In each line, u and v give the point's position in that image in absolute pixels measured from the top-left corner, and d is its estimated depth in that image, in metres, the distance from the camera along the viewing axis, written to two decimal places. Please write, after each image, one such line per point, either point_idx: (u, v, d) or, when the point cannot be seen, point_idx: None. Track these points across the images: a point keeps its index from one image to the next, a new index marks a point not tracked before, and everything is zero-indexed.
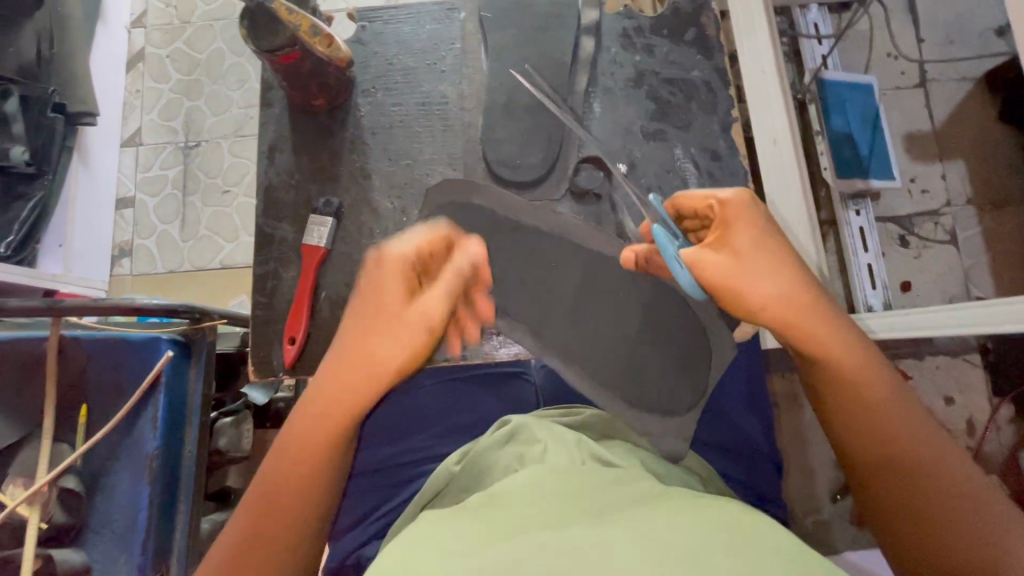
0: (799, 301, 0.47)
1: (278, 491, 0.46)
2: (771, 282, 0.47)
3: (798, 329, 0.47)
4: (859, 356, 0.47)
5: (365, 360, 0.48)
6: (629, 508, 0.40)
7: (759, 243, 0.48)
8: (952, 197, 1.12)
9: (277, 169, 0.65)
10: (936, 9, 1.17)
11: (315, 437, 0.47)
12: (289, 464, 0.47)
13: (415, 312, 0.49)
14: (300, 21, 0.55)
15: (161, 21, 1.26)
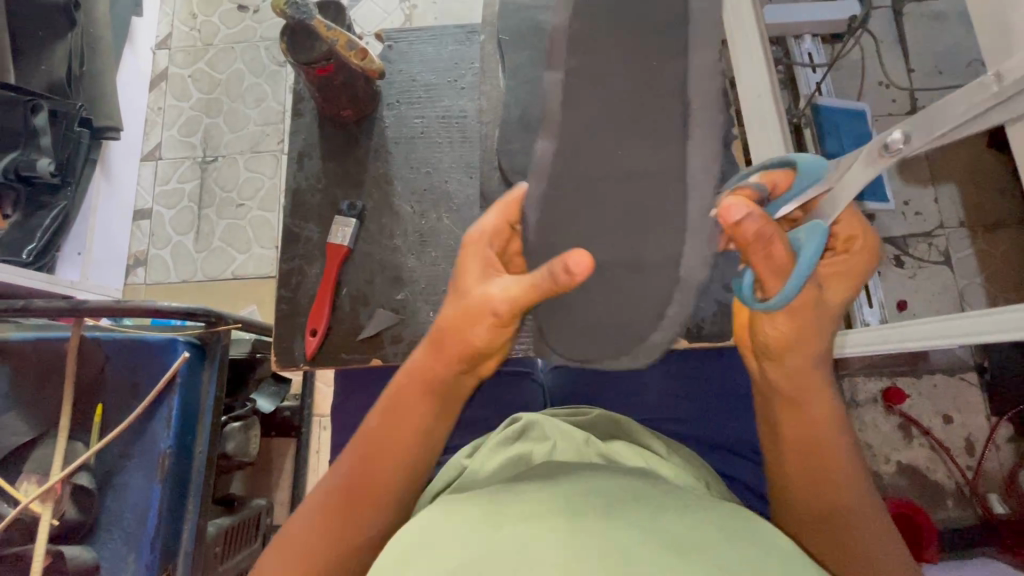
0: (807, 359, 0.47)
1: (374, 448, 0.51)
2: (805, 335, 0.46)
3: (795, 376, 0.48)
4: (828, 419, 0.50)
5: (448, 335, 0.50)
6: (635, 501, 0.41)
7: (830, 311, 0.45)
8: (945, 219, 1.16)
9: (304, 174, 0.69)
10: (924, 41, 1.23)
11: (414, 395, 0.52)
12: (384, 427, 0.51)
13: (488, 299, 0.48)
14: (337, 38, 0.59)
15: (185, 43, 1.32)
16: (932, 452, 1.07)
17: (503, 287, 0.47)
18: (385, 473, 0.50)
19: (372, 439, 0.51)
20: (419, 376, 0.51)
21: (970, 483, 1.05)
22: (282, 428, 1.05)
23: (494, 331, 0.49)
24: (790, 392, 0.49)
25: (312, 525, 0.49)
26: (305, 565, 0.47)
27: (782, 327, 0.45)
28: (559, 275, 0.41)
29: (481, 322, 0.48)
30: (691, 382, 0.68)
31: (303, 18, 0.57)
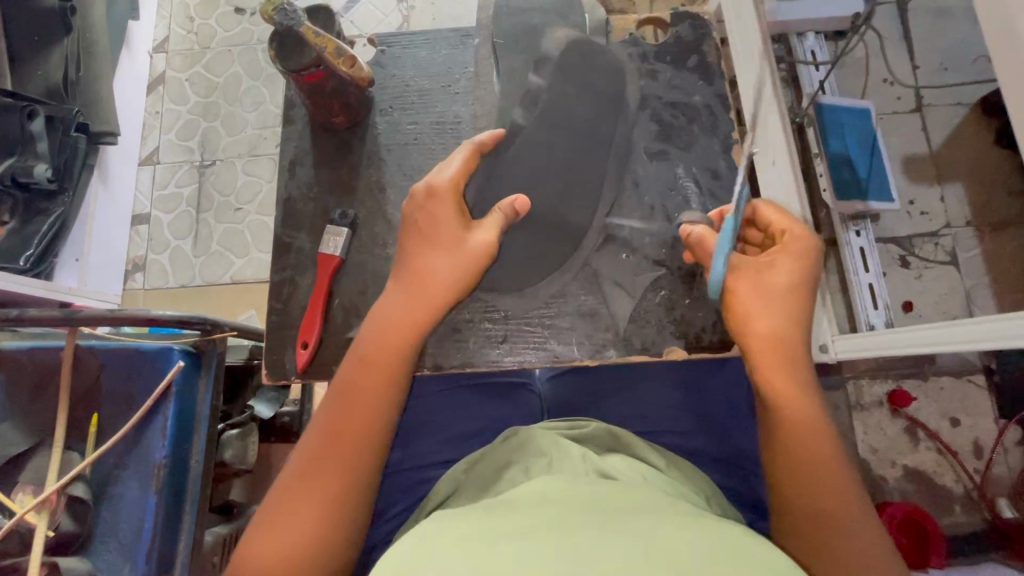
0: (777, 333, 0.49)
1: (355, 397, 0.52)
2: (761, 306, 0.50)
3: (766, 352, 0.49)
4: (813, 409, 0.48)
5: (420, 278, 0.55)
6: (633, 517, 0.40)
7: (781, 283, 0.51)
8: (951, 218, 1.14)
9: (296, 183, 0.68)
10: (929, 38, 1.21)
11: (389, 337, 0.54)
12: (360, 375, 0.52)
13: (472, 246, 0.56)
14: (325, 44, 0.58)
15: (182, 46, 1.31)
16: (939, 456, 1.06)
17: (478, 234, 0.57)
18: (368, 422, 0.51)
19: (353, 388, 0.52)
20: (398, 322, 0.54)
21: (978, 487, 1.03)
22: (281, 434, 1.02)
23: (462, 271, 0.55)
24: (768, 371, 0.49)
25: (299, 485, 0.49)
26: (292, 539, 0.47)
27: (744, 309, 0.51)
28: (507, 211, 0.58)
29: (449, 257, 0.55)
30: (691, 392, 0.66)
31: (292, 24, 0.56)
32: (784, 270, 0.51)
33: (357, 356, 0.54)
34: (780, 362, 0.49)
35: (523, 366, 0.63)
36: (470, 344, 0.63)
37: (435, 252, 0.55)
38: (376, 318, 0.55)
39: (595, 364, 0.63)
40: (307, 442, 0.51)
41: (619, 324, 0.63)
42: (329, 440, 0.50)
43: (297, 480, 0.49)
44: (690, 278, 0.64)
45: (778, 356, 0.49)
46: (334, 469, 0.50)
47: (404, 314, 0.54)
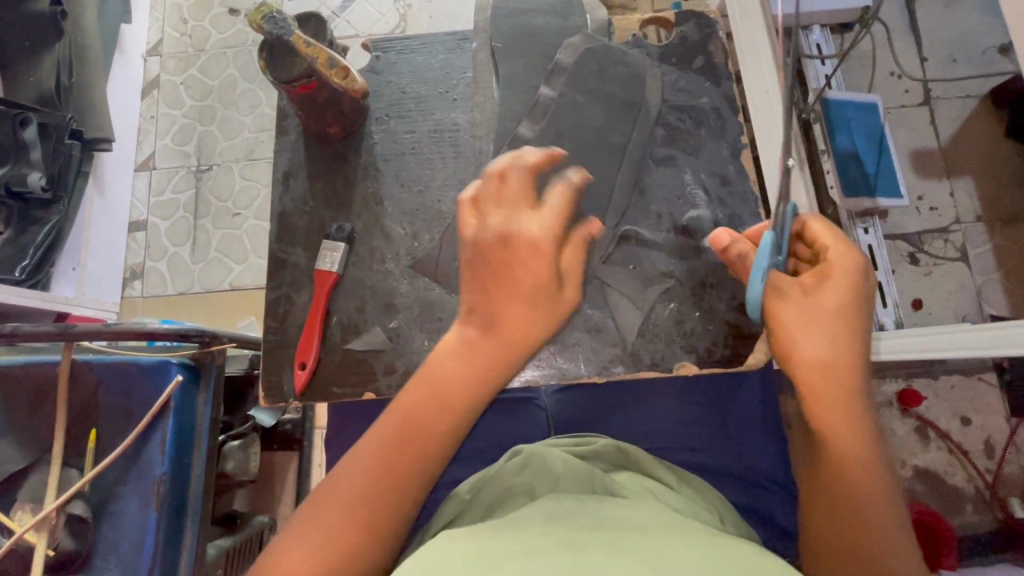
0: (840, 366, 0.46)
1: (407, 451, 0.44)
2: (823, 335, 0.47)
3: (827, 382, 0.46)
4: (869, 445, 0.45)
5: (524, 325, 0.45)
6: (644, 538, 0.39)
7: (831, 307, 0.48)
8: (961, 213, 1.12)
9: (291, 196, 0.66)
10: (938, 29, 1.18)
11: (461, 382, 0.45)
12: (418, 422, 0.44)
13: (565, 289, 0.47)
14: (316, 55, 0.56)
15: (176, 49, 1.29)
16: (950, 455, 1.04)
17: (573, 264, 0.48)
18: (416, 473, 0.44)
19: (405, 427, 0.44)
20: (484, 358, 0.45)
21: (989, 487, 1.02)
22: (285, 441, 1.03)
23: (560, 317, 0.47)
24: (823, 398, 0.45)
25: (329, 549, 0.41)
26: None
27: (799, 335, 0.47)
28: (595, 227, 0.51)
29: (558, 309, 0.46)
30: (700, 405, 0.65)
31: (281, 33, 0.55)
32: (834, 294, 0.48)
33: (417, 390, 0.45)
34: (832, 389, 0.45)
35: (527, 384, 0.61)
36: None
37: (517, 310, 0.45)
38: (454, 348, 0.46)
39: (602, 380, 0.61)
40: (336, 484, 0.43)
41: (625, 339, 0.61)
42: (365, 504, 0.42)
43: (322, 533, 0.41)
44: (700, 290, 0.62)
45: (831, 382, 0.45)
46: (367, 532, 0.42)
47: (495, 354, 0.45)
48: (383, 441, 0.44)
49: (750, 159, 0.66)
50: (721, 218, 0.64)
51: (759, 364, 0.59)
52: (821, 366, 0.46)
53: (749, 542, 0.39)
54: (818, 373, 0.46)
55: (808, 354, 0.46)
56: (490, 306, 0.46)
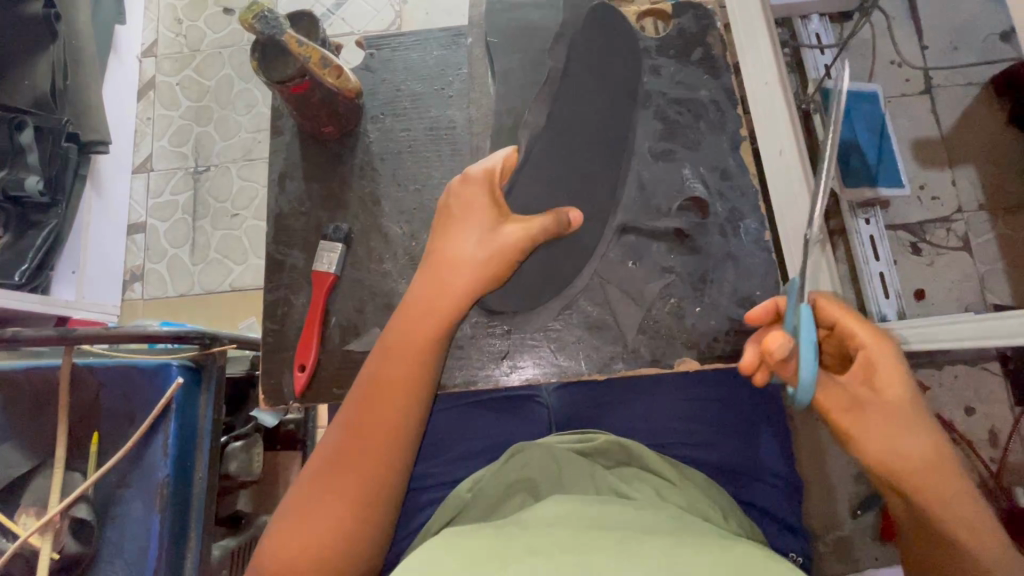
0: (916, 458, 0.44)
1: (386, 380, 0.51)
2: (890, 429, 0.45)
3: (906, 475, 0.44)
4: (973, 514, 0.43)
5: (464, 264, 0.53)
6: (647, 537, 0.39)
7: (891, 398, 0.45)
8: (963, 202, 1.11)
9: (287, 197, 0.66)
10: (938, 16, 1.17)
11: (422, 327, 0.53)
12: (390, 361, 0.52)
13: (502, 237, 0.53)
14: (309, 54, 0.56)
15: (171, 50, 1.29)
16: (954, 446, 1.04)
17: (511, 231, 0.53)
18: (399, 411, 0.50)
19: (381, 375, 0.51)
20: (437, 301, 0.53)
21: (994, 476, 1.01)
22: (287, 441, 1.02)
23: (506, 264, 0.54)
24: (911, 488, 0.44)
25: (329, 465, 0.48)
26: (320, 528, 0.45)
27: (862, 438, 0.46)
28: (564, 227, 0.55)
29: (498, 257, 0.53)
30: (702, 401, 0.65)
31: (274, 33, 0.53)
32: (886, 372, 0.45)
33: (382, 345, 0.53)
34: (924, 466, 0.44)
35: (528, 382, 0.61)
36: (472, 361, 0.61)
37: (461, 241, 0.54)
38: (410, 304, 0.53)
39: (603, 377, 0.61)
40: (331, 437, 0.50)
41: (626, 336, 0.61)
42: (355, 434, 0.49)
43: (329, 472, 0.48)
44: (700, 285, 0.62)
45: (921, 461, 0.44)
46: (360, 449, 0.49)
47: (450, 292, 0.53)
48: (367, 380, 0.51)
49: (750, 152, 0.66)
50: (721, 212, 0.64)
51: None
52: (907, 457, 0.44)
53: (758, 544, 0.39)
54: (893, 470, 0.45)
55: (877, 454, 0.45)
56: (433, 263, 0.54)
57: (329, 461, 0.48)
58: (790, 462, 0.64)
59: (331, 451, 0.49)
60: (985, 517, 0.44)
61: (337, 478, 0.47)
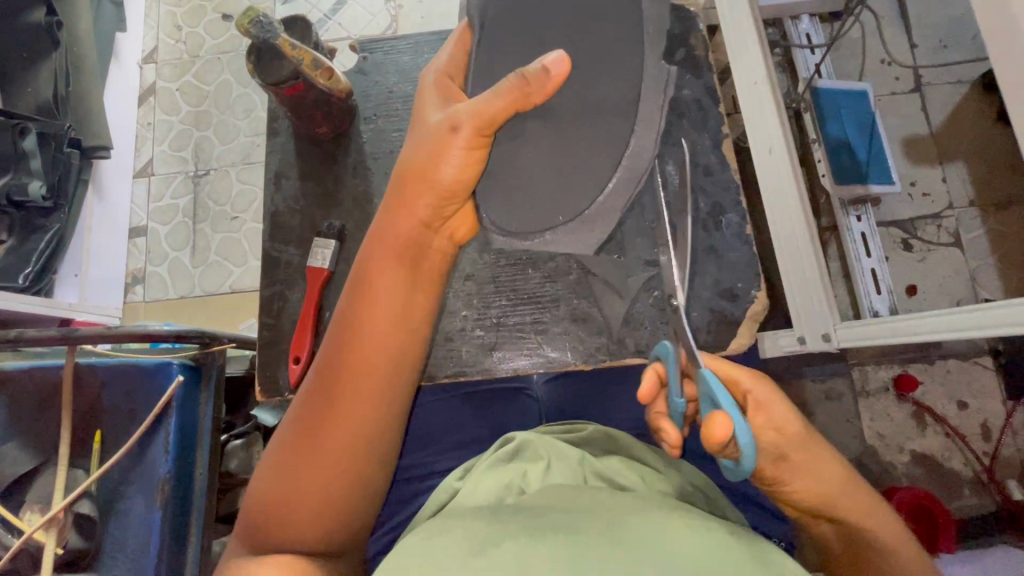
0: (835, 486, 0.48)
1: (360, 308, 0.54)
2: (808, 471, 0.47)
3: (831, 506, 0.48)
4: (883, 516, 0.49)
5: (419, 174, 0.53)
6: (631, 520, 0.40)
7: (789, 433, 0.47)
8: (954, 199, 1.12)
9: (282, 197, 0.68)
10: (927, 15, 1.18)
11: (384, 261, 0.55)
12: (362, 292, 0.54)
13: (446, 121, 0.51)
14: (302, 56, 0.58)
15: (171, 56, 1.31)
16: (947, 440, 1.05)
17: (459, 110, 0.50)
18: (368, 348, 0.53)
19: (349, 316, 0.54)
20: (397, 234, 0.55)
21: (987, 470, 1.02)
22: None
23: (462, 154, 0.51)
24: (836, 513, 0.49)
25: (315, 393, 0.53)
26: (311, 447, 0.51)
27: (792, 484, 0.48)
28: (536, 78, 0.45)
29: (448, 144, 0.50)
30: None
31: (268, 36, 0.56)
32: (776, 417, 0.47)
33: (351, 285, 0.56)
34: (831, 488, 0.48)
35: (516, 373, 0.62)
36: (461, 352, 0.63)
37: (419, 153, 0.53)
38: (375, 242, 0.56)
39: (589, 368, 0.63)
40: (317, 365, 0.55)
41: (612, 328, 0.62)
42: (336, 361, 0.53)
43: (316, 400, 0.53)
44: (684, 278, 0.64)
45: (827, 484, 0.48)
46: (341, 376, 0.53)
47: (413, 214, 0.54)
48: (344, 311, 0.55)
49: (732, 149, 0.67)
50: (705, 208, 0.65)
51: (741, 349, 0.62)
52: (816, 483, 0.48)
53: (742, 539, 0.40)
54: (824, 502, 0.48)
55: (807, 493, 0.48)
56: (393, 192, 0.55)
57: (316, 389, 0.53)
58: None
59: (317, 379, 0.54)
60: (883, 513, 0.50)
61: (322, 403, 0.52)
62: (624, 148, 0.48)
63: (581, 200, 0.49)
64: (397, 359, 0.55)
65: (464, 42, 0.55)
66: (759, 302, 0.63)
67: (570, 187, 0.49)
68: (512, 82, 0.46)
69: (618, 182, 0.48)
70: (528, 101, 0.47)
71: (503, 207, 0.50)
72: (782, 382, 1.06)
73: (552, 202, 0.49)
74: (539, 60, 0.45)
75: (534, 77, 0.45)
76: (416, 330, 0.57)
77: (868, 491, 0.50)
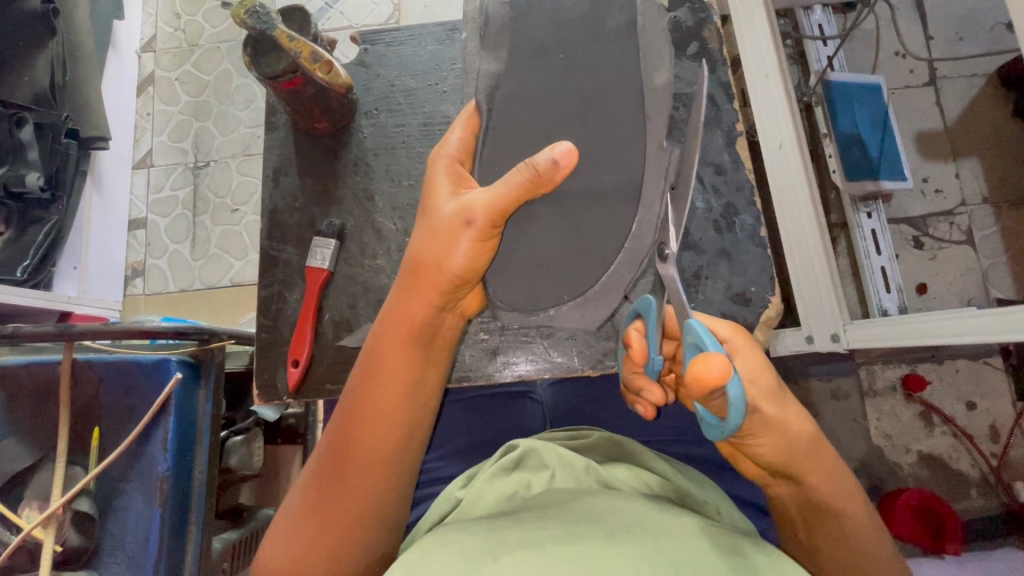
0: (800, 442, 0.43)
1: (369, 392, 0.51)
2: (783, 421, 0.42)
3: (795, 463, 0.44)
4: (842, 481, 0.46)
5: (429, 264, 0.48)
6: (637, 531, 0.39)
7: (757, 385, 0.43)
8: (967, 195, 1.10)
9: (280, 193, 0.66)
10: (944, 6, 1.15)
11: (394, 348, 0.51)
12: (370, 376, 0.51)
13: (459, 209, 0.46)
14: (301, 49, 0.55)
15: (171, 44, 1.29)
16: (955, 440, 1.03)
17: (473, 198, 0.46)
18: (377, 435, 0.51)
19: (358, 404, 0.51)
20: (405, 320, 0.50)
21: (995, 471, 1.01)
22: (287, 435, 1.03)
23: (475, 244, 0.46)
24: (802, 473, 0.44)
25: (325, 474, 0.51)
26: (323, 528, 0.50)
27: (758, 441, 0.42)
28: (546, 165, 0.44)
29: (460, 234, 0.46)
30: None
31: (264, 28, 0.54)
32: (746, 364, 0.44)
33: (359, 368, 0.52)
34: (793, 447, 0.43)
35: (522, 378, 0.61)
36: (466, 358, 0.61)
37: (427, 236, 0.48)
38: (382, 325, 0.51)
39: (596, 374, 0.61)
40: (325, 444, 0.52)
41: (621, 334, 0.61)
42: (344, 444, 0.51)
43: (325, 481, 0.51)
44: (693, 281, 0.62)
45: (791, 444, 0.43)
46: (349, 460, 0.51)
47: (421, 299, 0.49)
48: (353, 394, 0.51)
49: (746, 147, 0.65)
50: (716, 208, 0.64)
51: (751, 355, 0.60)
52: (781, 448, 0.43)
53: (759, 555, 0.38)
54: (790, 461, 0.43)
55: (771, 452, 0.43)
56: (401, 276, 0.50)
57: (325, 470, 0.51)
58: None
59: (326, 460, 0.52)
60: (840, 471, 0.46)
61: (330, 486, 0.50)
62: (628, 229, 0.47)
63: (588, 282, 0.48)
64: (406, 442, 0.52)
65: (472, 112, 0.50)
66: (772, 306, 0.61)
67: (580, 268, 0.48)
68: (525, 174, 0.44)
69: (621, 263, 0.47)
70: (539, 191, 0.45)
71: (514, 288, 0.49)
72: (788, 381, 1.04)
73: (557, 282, 0.49)
74: (547, 152, 0.44)
75: (545, 169, 0.44)
76: (425, 410, 0.54)
77: (830, 456, 0.46)
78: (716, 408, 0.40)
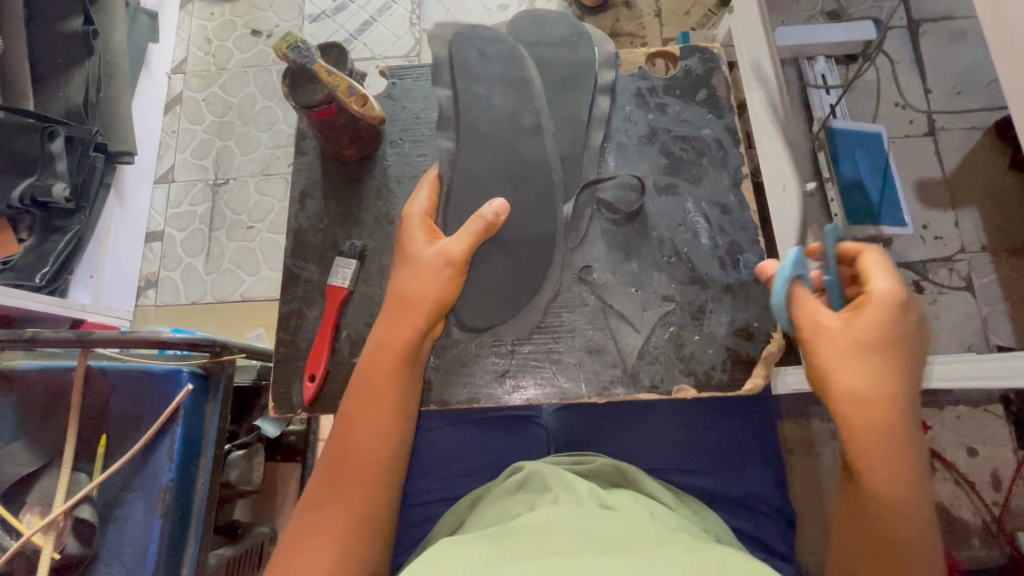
0: (880, 415, 0.47)
1: (365, 406, 0.55)
2: (851, 411, 0.47)
3: (861, 458, 0.47)
4: (908, 488, 0.46)
5: (411, 297, 0.57)
6: (632, 540, 0.39)
7: (855, 341, 0.48)
8: (966, 243, 1.13)
9: (306, 215, 0.69)
10: (943, 61, 1.20)
11: (385, 368, 0.56)
12: (363, 393, 0.55)
13: (438, 254, 0.57)
14: (337, 83, 0.59)
15: (200, 68, 1.34)
16: (956, 487, 1.03)
17: (450, 244, 0.57)
18: (371, 450, 0.54)
19: (356, 421, 0.55)
20: (394, 343, 0.56)
21: (996, 520, 1.00)
22: (287, 452, 1.04)
23: (451, 282, 0.57)
24: (869, 456, 0.47)
25: (323, 491, 0.53)
26: (315, 545, 0.50)
27: (838, 377, 0.48)
28: (493, 216, 0.56)
29: (440, 273, 0.56)
30: (694, 430, 0.66)
31: (305, 62, 0.57)
32: (866, 323, 0.48)
33: (354, 390, 0.56)
34: (857, 412, 0.47)
35: (529, 403, 0.62)
36: (476, 379, 0.63)
37: (410, 276, 0.57)
38: (374, 349, 0.57)
39: (601, 401, 0.63)
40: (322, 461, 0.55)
41: (626, 360, 0.63)
42: (342, 458, 0.54)
43: (323, 497, 0.53)
44: (698, 315, 0.64)
45: (855, 410, 0.47)
46: (348, 474, 0.53)
47: (408, 321, 0.56)
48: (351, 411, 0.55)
49: (751, 189, 0.68)
50: (722, 245, 0.66)
51: (756, 390, 0.61)
52: (852, 410, 0.47)
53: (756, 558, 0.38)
54: (860, 428, 0.47)
55: (844, 404, 0.48)
56: (389, 306, 0.58)
57: (323, 486, 0.53)
58: (783, 493, 0.64)
59: (323, 476, 0.54)
60: (915, 479, 0.47)
61: (328, 501, 0.52)
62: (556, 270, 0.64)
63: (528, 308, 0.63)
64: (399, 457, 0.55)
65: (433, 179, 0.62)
66: (774, 342, 0.63)
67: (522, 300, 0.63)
68: (479, 225, 0.56)
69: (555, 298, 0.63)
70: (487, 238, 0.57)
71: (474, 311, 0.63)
72: (788, 419, 1.04)
73: (501, 308, 0.63)
74: (490, 206, 0.57)
75: (492, 219, 0.57)
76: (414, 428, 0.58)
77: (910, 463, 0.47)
78: (798, 304, 0.52)
